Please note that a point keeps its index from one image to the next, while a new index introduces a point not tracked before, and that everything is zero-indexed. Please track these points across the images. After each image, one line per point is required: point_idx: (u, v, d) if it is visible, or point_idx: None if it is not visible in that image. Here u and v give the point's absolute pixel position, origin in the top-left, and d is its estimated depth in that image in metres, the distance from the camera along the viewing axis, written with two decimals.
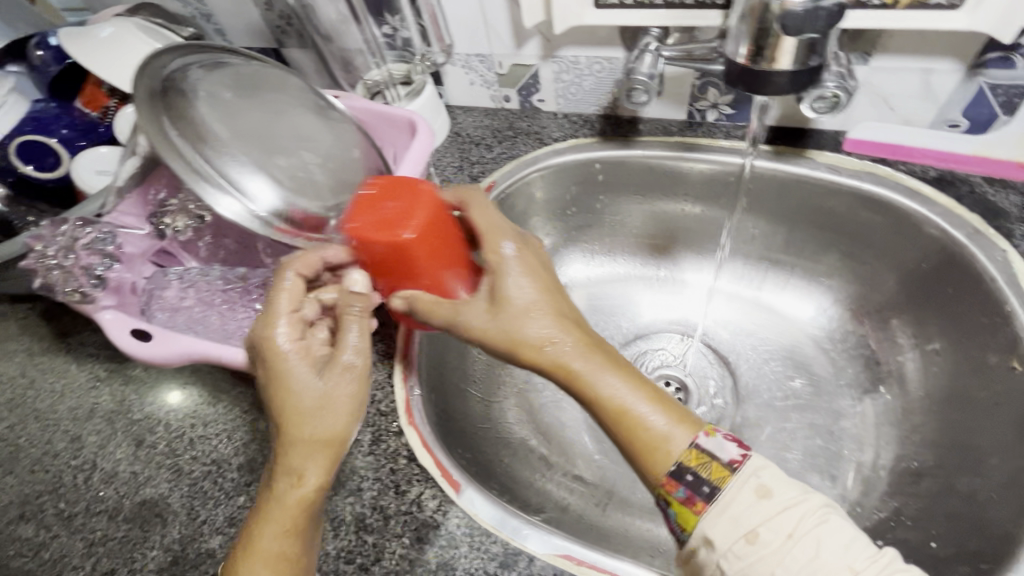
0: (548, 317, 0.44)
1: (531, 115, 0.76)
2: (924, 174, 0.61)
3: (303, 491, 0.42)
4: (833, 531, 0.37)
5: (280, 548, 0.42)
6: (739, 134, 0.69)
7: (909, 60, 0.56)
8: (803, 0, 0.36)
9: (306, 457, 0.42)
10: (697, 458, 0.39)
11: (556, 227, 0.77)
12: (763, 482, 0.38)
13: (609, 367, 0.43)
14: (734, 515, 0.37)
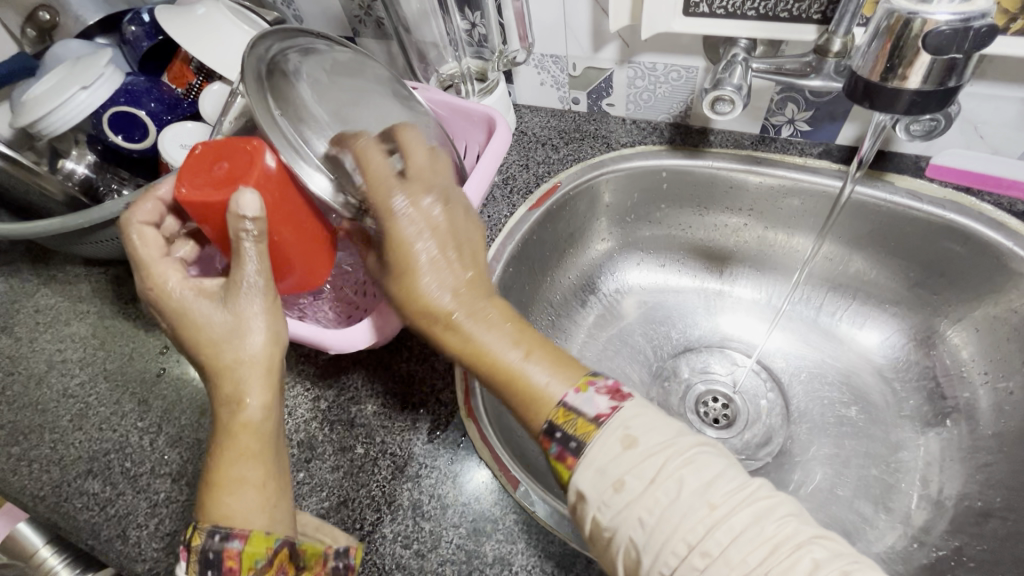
0: (436, 267, 0.46)
1: (599, 119, 0.76)
2: (1011, 208, 0.59)
3: (249, 411, 0.43)
4: (696, 470, 0.36)
5: (242, 474, 0.41)
6: (814, 151, 0.67)
7: (1008, 89, 0.54)
8: (949, 20, 0.36)
9: (240, 380, 0.43)
10: (563, 416, 0.40)
11: (613, 232, 0.77)
12: (630, 431, 0.38)
13: (480, 323, 0.45)
14: (600, 466, 0.37)
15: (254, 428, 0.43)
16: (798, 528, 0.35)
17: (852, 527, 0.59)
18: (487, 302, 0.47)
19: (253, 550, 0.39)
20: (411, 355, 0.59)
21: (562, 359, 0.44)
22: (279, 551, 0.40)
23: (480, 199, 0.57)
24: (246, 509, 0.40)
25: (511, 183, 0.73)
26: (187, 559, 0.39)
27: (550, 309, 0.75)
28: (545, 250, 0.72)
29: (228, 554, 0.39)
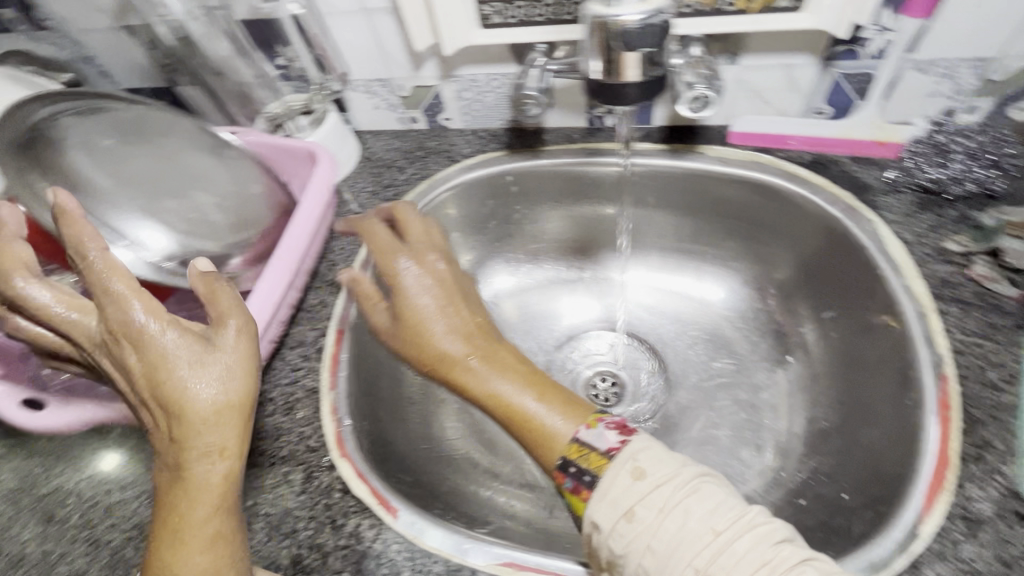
0: (443, 317, 0.52)
1: (440, 134, 0.78)
2: (800, 158, 0.66)
3: (228, 465, 0.40)
4: (703, 498, 0.38)
5: (214, 531, 0.40)
6: (636, 136, 0.72)
7: (772, 58, 0.61)
8: (636, 21, 0.41)
9: (216, 429, 0.40)
10: (578, 451, 0.43)
11: (476, 241, 0.79)
12: (640, 463, 0.40)
13: (494, 367, 0.50)
14: (612, 498, 0.39)
15: (229, 480, 0.41)
16: (792, 551, 0.37)
17: (729, 471, 0.64)
18: (500, 347, 0.52)
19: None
20: (275, 407, 0.57)
21: (564, 396, 0.48)
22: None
23: (311, 234, 0.55)
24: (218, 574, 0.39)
25: (361, 211, 0.72)
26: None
27: None
28: None
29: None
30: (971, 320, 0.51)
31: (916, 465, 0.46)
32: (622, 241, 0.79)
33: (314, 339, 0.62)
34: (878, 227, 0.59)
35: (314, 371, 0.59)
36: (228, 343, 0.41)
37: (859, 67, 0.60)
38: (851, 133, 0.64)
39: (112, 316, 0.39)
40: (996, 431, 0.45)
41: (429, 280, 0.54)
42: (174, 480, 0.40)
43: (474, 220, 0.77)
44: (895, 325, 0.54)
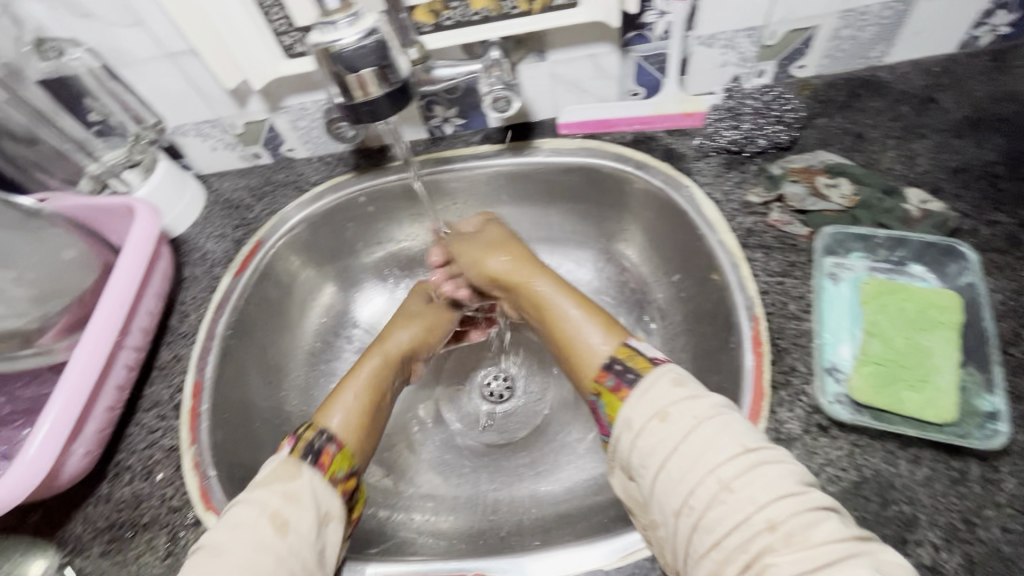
0: (503, 245, 0.62)
1: (287, 165, 0.77)
2: (623, 139, 0.71)
3: (377, 361, 0.63)
4: (736, 420, 0.41)
5: (359, 398, 0.58)
6: (476, 139, 0.75)
7: (576, 51, 0.65)
8: (350, 40, 0.43)
9: (399, 330, 0.67)
10: (625, 353, 0.47)
11: (345, 266, 0.79)
12: (679, 376, 0.44)
13: (557, 284, 0.56)
14: (650, 397, 0.43)
15: (376, 374, 0.62)
16: (821, 496, 0.37)
17: None
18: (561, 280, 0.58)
19: (339, 461, 0.51)
20: (134, 474, 0.55)
21: (621, 323, 0.52)
22: (352, 477, 0.52)
23: (133, 292, 0.53)
24: (352, 431, 0.55)
25: (210, 256, 0.70)
26: (294, 444, 0.50)
27: (305, 360, 0.74)
28: (273, 307, 0.72)
29: (325, 452, 0.51)
30: (773, 262, 0.57)
31: (739, 402, 0.50)
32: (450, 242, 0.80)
33: (171, 396, 0.60)
34: (694, 192, 0.64)
35: (173, 428, 0.57)
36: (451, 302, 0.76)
37: (654, 48, 0.65)
38: (662, 109, 0.69)
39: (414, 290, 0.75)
40: (799, 356, 0.51)
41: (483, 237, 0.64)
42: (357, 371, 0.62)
43: (337, 246, 0.78)
44: (717, 278, 0.60)
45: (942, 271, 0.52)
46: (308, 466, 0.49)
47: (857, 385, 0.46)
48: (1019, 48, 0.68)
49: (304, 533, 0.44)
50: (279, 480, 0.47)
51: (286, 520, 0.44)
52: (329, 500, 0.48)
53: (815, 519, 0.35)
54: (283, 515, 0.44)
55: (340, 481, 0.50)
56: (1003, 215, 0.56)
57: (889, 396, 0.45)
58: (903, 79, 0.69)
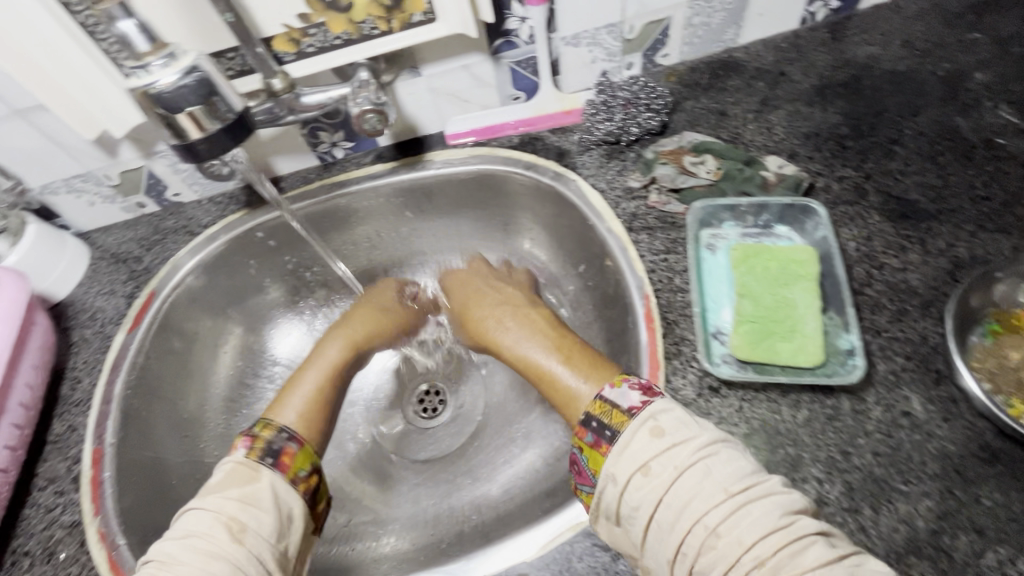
0: (487, 301, 0.65)
1: (176, 211, 0.74)
2: (510, 142, 0.73)
3: (336, 349, 0.66)
4: (721, 461, 0.38)
5: (318, 385, 0.61)
6: (369, 159, 0.75)
7: (449, 63, 0.66)
8: (170, 78, 0.43)
9: (356, 318, 0.70)
10: (600, 407, 0.45)
11: (254, 305, 0.77)
12: (659, 422, 0.41)
13: (530, 338, 0.57)
14: (629, 450, 0.40)
15: (334, 361, 0.65)
16: (810, 522, 0.36)
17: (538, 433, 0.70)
18: (540, 317, 0.60)
19: (300, 460, 0.50)
20: (33, 558, 0.52)
21: (598, 366, 0.51)
22: (314, 474, 0.51)
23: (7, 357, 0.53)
24: (302, 421, 0.57)
25: (100, 315, 0.67)
26: (251, 444, 0.49)
27: (222, 407, 0.71)
28: (179, 358, 0.69)
29: (285, 452, 0.50)
30: (657, 241, 0.60)
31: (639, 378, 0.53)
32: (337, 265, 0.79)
33: (68, 469, 0.56)
34: (580, 185, 0.67)
35: (72, 503, 0.54)
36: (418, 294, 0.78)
37: (523, 53, 0.67)
38: (542, 109, 0.73)
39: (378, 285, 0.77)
40: (687, 326, 0.54)
41: (476, 283, 0.68)
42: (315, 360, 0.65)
43: (241, 285, 0.76)
44: (611, 263, 0.62)
45: (802, 225, 0.57)
46: (267, 467, 0.48)
47: (738, 345, 0.49)
48: (850, 18, 0.76)
49: (264, 535, 0.44)
50: (237, 483, 0.46)
51: (244, 524, 0.43)
52: (291, 502, 0.47)
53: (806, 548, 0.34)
54: (241, 519, 0.44)
55: (301, 481, 0.49)
56: (850, 170, 0.62)
57: (765, 350, 0.49)
58: (755, 58, 0.75)
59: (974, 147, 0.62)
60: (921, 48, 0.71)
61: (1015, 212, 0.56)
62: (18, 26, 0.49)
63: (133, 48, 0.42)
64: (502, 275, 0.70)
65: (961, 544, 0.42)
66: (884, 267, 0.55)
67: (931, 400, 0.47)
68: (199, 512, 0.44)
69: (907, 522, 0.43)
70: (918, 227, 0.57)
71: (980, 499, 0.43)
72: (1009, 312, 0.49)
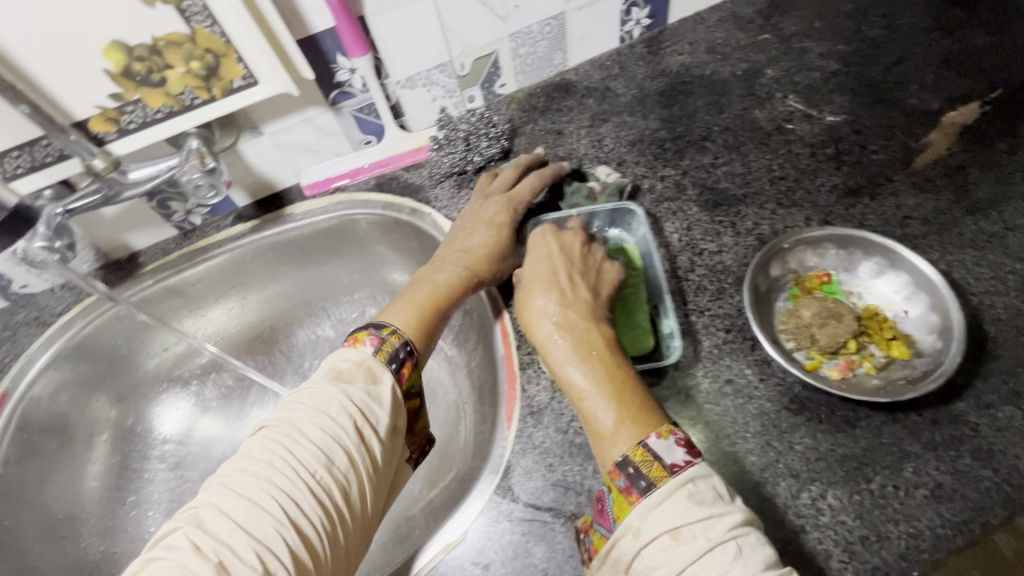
0: (547, 293, 0.52)
1: (26, 302, 0.71)
2: (366, 185, 0.75)
3: (451, 275, 0.56)
4: (751, 549, 0.36)
5: (423, 305, 0.53)
6: (228, 222, 0.75)
7: (289, 119, 0.68)
8: None
9: (471, 236, 0.59)
10: (642, 454, 0.41)
11: (129, 385, 0.74)
12: (699, 490, 0.39)
13: (579, 353, 0.49)
14: (665, 510, 0.38)
15: (449, 287, 0.55)
16: None
17: (435, 459, 0.72)
18: (594, 332, 0.50)
19: (416, 374, 0.49)
20: None
21: (653, 415, 0.45)
22: (415, 399, 0.49)
23: None
24: (416, 329, 0.51)
25: None
26: (380, 344, 0.48)
27: (101, 501, 0.68)
28: (44, 456, 0.66)
29: (408, 362, 0.48)
30: None
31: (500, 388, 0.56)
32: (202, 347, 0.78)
33: None
34: (435, 218, 0.71)
35: None
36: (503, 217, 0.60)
37: (362, 101, 0.70)
38: (392, 148, 0.75)
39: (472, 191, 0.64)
40: None
41: (546, 261, 0.55)
42: (423, 282, 0.56)
43: (112, 368, 0.73)
44: None
45: (625, 224, 0.64)
46: (390, 373, 0.46)
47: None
48: (663, 32, 0.84)
49: (380, 438, 0.44)
50: (364, 377, 0.45)
51: (367, 417, 0.44)
52: (399, 417, 0.46)
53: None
54: (365, 416, 0.44)
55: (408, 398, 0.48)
56: (671, 169, 0.68)
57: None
58: (584, 77, 0.81)
59: (771, 134, 0.70)
60: (723, 53, 0.80)
61: (806, 187, 0.64)
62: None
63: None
64: (585, 269, 0.55)
65: (781, 490, 0.47)
66: (703, 252, 0.61)
67: (750, 364, 0.53)
68: (330, 396, 0.43)
69: (735, 479, 0.48)
70: (729, 212, 0.63)
71: (793, 446, 0.48)
72: (805, 277, 0.57)
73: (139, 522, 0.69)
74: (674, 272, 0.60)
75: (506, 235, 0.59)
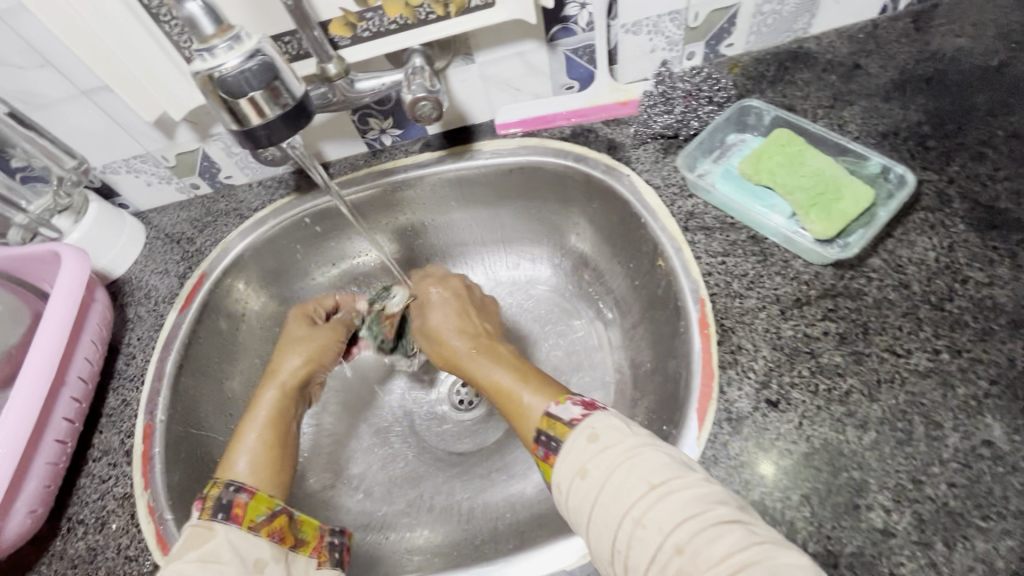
0: (445, 319, 0.61)
1: (227, 193, 0.75)
2: (561, 134, 0.70)
3: (276, 395, 0.57)
4: (644, 459, 0.40)
5: (260, 440, 0.52)
6: (416, 148, 0.74)
7: (503, 50, 0.64)
8: (233, 61, 0.41)
9: (278, 357, 0.61)
10: (547, 421, 0.45)
11: (296, 291, 0.77)
12: (596, 429, 0.42)
13: (492, 361, 0.54)
14: (572, 457, 0.42)
15: (272, 406, 0.56)
16: (723, 510, 0.37)
17: None
18: (500, 347, 0.57)
19: (256, 505, 0.46)
20: (87, 527, 0.53)
21: (552, 383, 0.50)
22: (279, 514, 0.47)
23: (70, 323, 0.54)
24: (256, 473, 0.49)
25: (153, 294, 0.68)
26: (200, 505, 0.45)
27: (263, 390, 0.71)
28: (225, 341, 0.69)
29: (236, 502, 0.46)
30: (714, 242, 0.57)
31: (690, 383, 0.51)
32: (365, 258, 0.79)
33: (121, 442, 0.58)
34: (634, 180, 0.64)
35: (126, 475, 0.56)
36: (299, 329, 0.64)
37: (580, 41, 0.65)
38: (597, 98, 0.69)
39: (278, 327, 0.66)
40: (745, 334, 0.51)
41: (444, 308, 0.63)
42: (255, 414, 0.55)
43: (288, 269, 0.75)
44: (662, 263, 0.60)
45: (744, 123, 0.64)
46: (219, 525, 0.44)
47: (821, 229, 0.52)
48: (937, 8, 0.69)
49: None
50: (193, 542, 0.43)
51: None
52: (256, 549, 0.44)
53: (718, 532, 0.35)
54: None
55: (261, 526, 0.45)
56: (933, 173, 0.57)
57: (841, 216, 0.52)
58: (829, 49, 0.69)
59: None
60: (1018, 41, 0.65)
61: None
62: (95, 20, 0.52)
63: (200, 32, 0.42)
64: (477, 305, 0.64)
65: None
66: (968, 281, 0.50)
67: (1020, 430, 0.43)
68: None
69: (989, 562, 0.39)
70: (1008, 239, 0.52)
71: None
72: None
73: None
74: (925, 298, 0.50)
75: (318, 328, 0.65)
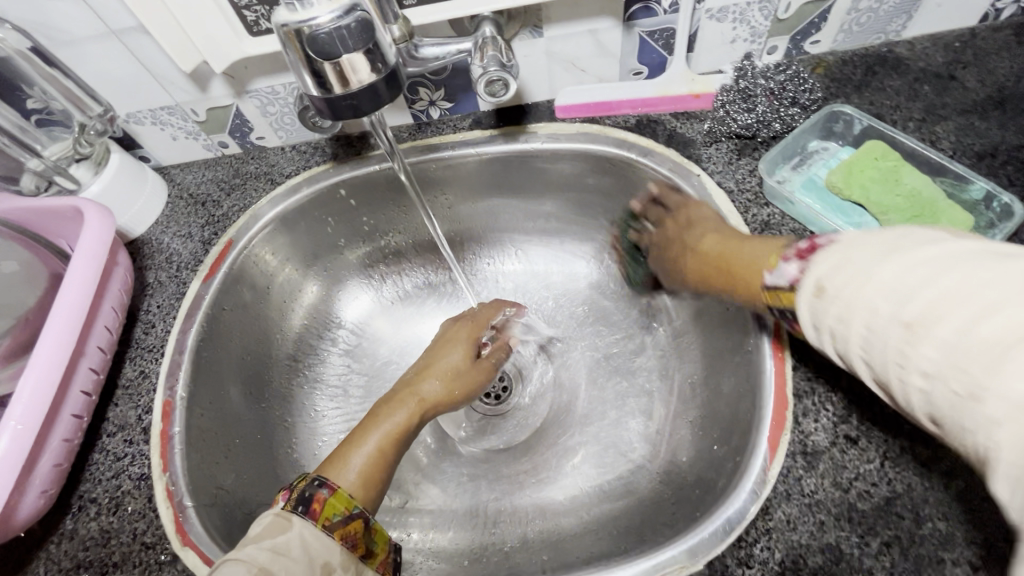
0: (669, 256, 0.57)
1: (258, 155, 0.69)
2: (625, 123, 0.65)
3: (401, 415, 0.53)
4: (897, 277, 0.32)
5: (376, 452, 0.49)
6: (466, 124, 0.68)
7: (574, 26, 0.59)
8: (328, 20, 0.36)
9: (425, 381, 0.57)
10: (772, 297, 0.42)
11: (326, 265, 0.72)
12: (822, 279, 0.37)
13: (734, 251, 0.48)
14: (811, 322, 0.37)
15: (398, 424, 0.52)
16: None
17: (617, 441, 0.65)
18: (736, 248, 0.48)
19: (334, 503, 0.43)
20: (100, 508, 0.50)
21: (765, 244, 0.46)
22: (356, 517, 0.44)
23: (90, 291, 0.49)
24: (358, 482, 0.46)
25: (176, 259, 0.64)
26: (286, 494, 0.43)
27: (286, 369, 0.67)
28: (248, 314, 0.65)
29: (318, 498, 0.43)
30: None
31: (760, 412, 0.48)
32: (400, 236, 0.74)
33: (138, 418, 0.54)
34: (704, 181, 0.60)
35: (144, 454, 0.52)
36: (449, 355, 0.60)
37: (658, 23, 0.59)
38: (668, 87, 0.63)
39: (442, 336, 0.63)
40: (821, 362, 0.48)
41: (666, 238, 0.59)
42: (378, 417, 0.52)
43: (317, 243, 0.71)
44: None
45: (831, 130, 0.60)
46: (297, 520, 0.41)
47: None
48: None
49: None
50: (270, 531, 0.41)
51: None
52: (325, 551, 0.41)
53: None
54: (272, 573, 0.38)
55: (336, 527, 0.42)
56: None
57: None
58: (922, 55, 0.64)
59: None
60: None
61: None
62: None
63: None
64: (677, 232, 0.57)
65: None
66: None
67: None
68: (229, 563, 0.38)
69: None
70: None
71: None
72: None
73: (312, 399, 0.68)
74: None
75: (458, 360, 0.60)
